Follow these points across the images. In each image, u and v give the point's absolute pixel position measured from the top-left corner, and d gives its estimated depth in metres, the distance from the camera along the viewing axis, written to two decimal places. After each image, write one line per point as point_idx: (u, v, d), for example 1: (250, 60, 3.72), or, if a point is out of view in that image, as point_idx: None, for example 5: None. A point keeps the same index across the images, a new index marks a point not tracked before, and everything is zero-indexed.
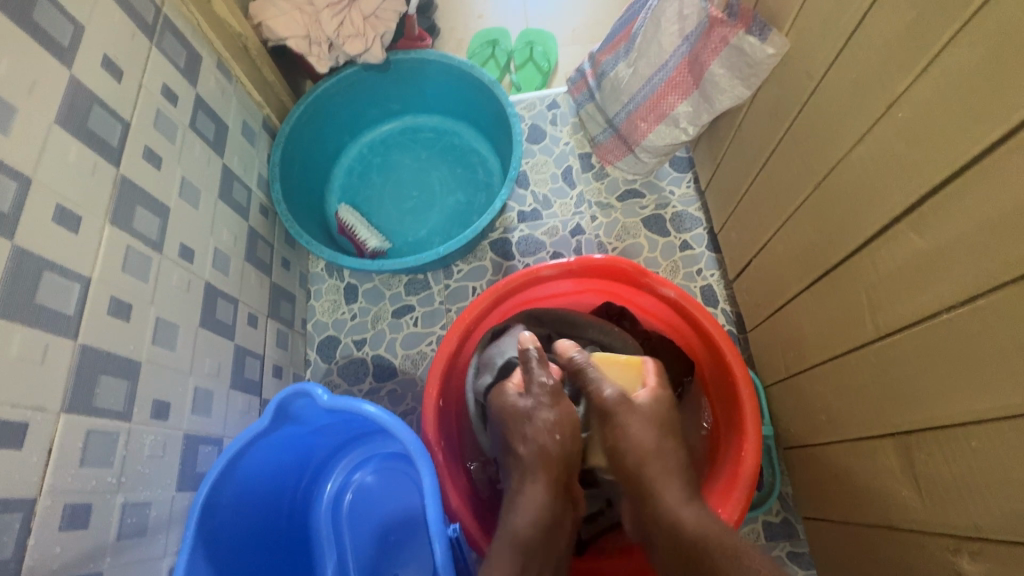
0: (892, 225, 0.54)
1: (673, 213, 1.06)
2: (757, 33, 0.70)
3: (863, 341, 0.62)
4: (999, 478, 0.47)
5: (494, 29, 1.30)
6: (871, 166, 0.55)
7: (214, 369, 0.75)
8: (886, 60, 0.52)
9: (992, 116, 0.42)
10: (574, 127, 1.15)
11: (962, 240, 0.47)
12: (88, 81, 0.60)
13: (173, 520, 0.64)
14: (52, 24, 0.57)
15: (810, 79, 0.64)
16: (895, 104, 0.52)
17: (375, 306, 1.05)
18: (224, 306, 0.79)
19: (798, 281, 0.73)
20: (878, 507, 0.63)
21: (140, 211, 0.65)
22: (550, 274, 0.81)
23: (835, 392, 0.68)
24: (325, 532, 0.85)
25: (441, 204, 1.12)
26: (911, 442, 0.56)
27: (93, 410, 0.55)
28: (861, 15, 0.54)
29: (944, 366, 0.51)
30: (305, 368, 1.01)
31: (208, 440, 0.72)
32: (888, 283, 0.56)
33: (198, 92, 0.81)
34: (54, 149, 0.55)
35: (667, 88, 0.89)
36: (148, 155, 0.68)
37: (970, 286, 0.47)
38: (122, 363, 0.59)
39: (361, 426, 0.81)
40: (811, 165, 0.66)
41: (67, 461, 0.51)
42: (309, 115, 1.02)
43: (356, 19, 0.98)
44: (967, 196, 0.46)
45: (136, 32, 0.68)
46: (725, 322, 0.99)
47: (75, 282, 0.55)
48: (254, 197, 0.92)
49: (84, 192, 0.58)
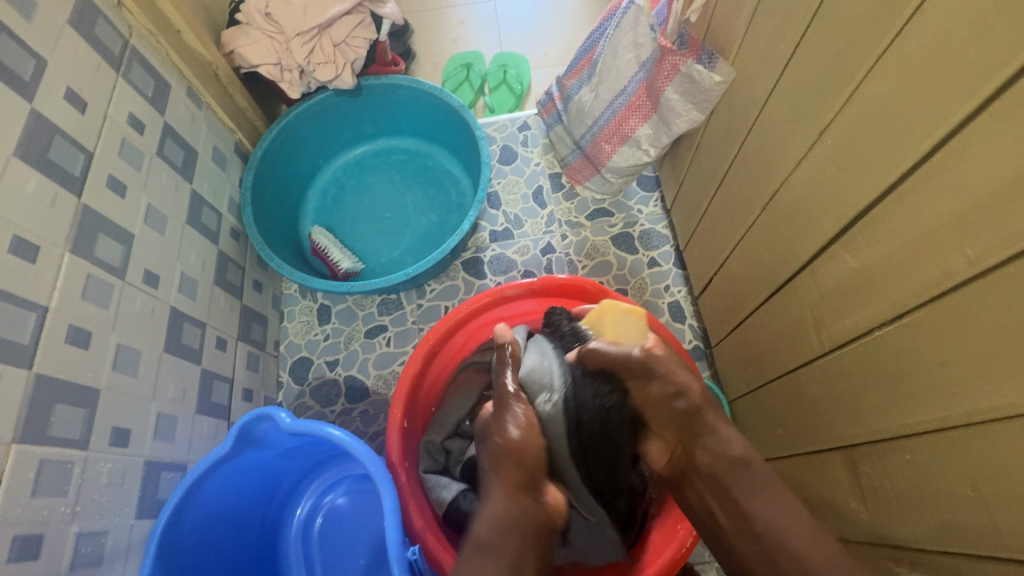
0: (830, 245, 0.56)
1: (641, 231, 1.09)
2: (705, 61, 0.74)
3: (810, 356, 0.63)
4: (931, 489, 0.49)
5: (468, 53, 1.33)
6: (809, 190, 0.58)
7: (179, 394, 0.75)
8: (817, 91, 0.55)
9: (905, 145, 0.45)
10: (545, 148, 1.17)
11: (888, 261, 0.49)
12: (50, 113, 0.61)
13: (132, 548, 0.64)
14: (13, 59, 0.58)
15: (754, 105, 0.67)
16: (825, 130, 0.54)
17: (347, 327, 1.05)
18: (191, 330, 0.80)
19: (753, 298, 0.76)
20: (830, 520, 0.64)
21: (101, 239, 0.66)
22: (514, 294, 0.83)
23: (789, 406, 0.70)
24: (295, 556, 0.85)
25: (414, 224, 1.13)
26: (856, 455, 0.58)
27: (47, 439, 0.55)
28: (793, 47, 0.57)
29: (881, 381, 0.53)
30: (277, 391, 1.01)
31: (171, 466, 0.72)
32: (829, 301, 0.58)
33: (167, 119, 0.82)
34: (12, 181, 0.56)
35: (628, 112, 0.91)
36: (112, 183, 0.69)
37: (897, 305, 0.49)
38: (81, 391, 0.60)
39: (329, 448, 0.81)
40: (759, 187, 0.68)
41: (18, 492, 0.51)
42: (282, 139, 1.04)
43: (326, 47, 1.00)
44: (889, 220, 0.48)
45: (102, 63, 0.70)
46: (691, 338, 1.00)
47: (32, 311, 0.56)
48: (224, 221, 0.93)
49: (43, 222, 0.58)
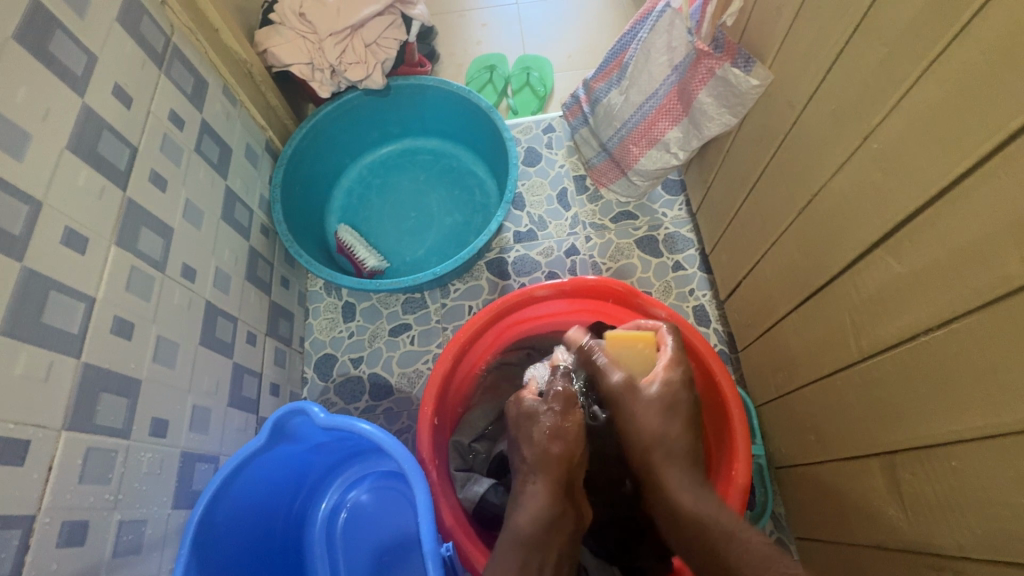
0: (872, 250, 0.56)
1: (666, 234, 1.09)
2: (741, 65, 0.74)
3: (848, 361, 0.63)
4: (976, 497, 0.49)
5: (491, 55, 1.34)
6: (850, 195, 0.58)
7: (213, 387, 0.76)
8: (861, 96, 0.55)
9: (958, 151, 0.45)
10: (570, 150, 1.18)
11: (936, 266, 0.49)
12: (99, 108, 0.63)
13: (168, 538, 0.65)
14: (68, 55, 0.59)
15: (792, 110, 0.67)
16: (871, 135, 0.54)
17: (372, 325, 1.06)
18: (224, 324, 0.81)
19: (785, 303, 0.75)
20: (866, 527, 0.64)
21: (143, 232, 0.67)
22: (544, 294, 0.83)
23: (823, 411, 0.70)
24: (319, 551, 0.85)
25: (439, 224, 1.14)
26: (896, 461, 0.58)
27: (93, 427, 0.56)
28: (837, 51, 0.57)
29: (923, 387, 0.53)
30: (302, 386, 1.02)
31: (204, 458, 0.73)
32: (868, 306, 0.58)
33: (204, 116, 0.83)
34: (65, 174, 0.57)
35: (658, 115, 0.91)
36: (154, 177, 0.70)
37: (945, 310, 0.49)
38: (124, 381, 0.61)
39: (357, 444, 0.81)
40: (794, 191, 0.68)
41: (67, 479, 0.52)
42: (312, 136, 1.05)
43: (358, 47, 1.01)
44: (938, 225, 0.48)
45: (146, 60, 0.71)
46: (716, 342, 1.00)
47: (80, 301, 0.57)
48: (255, 217, 0.94)
49: (92, 213, 0.60)
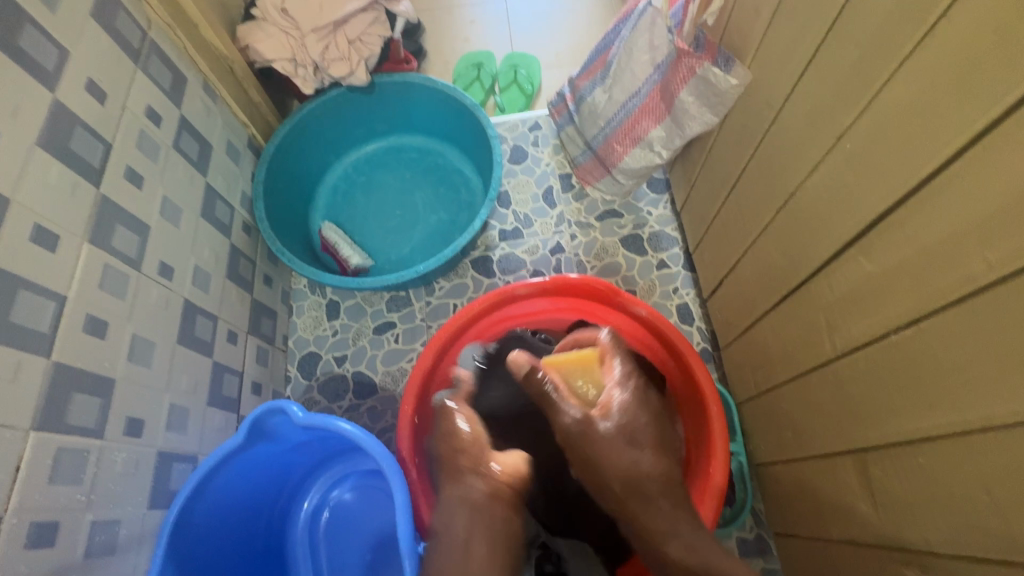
0: (846, 249, 0.57)
1: (650, 233, 1.09)
2: (722, 64, 0.74)
3: (822, 360, 0.64)
4: (944, 494, 0.49)
5: (479, 53, 1.33)
6: (825, 194, 0.58)
7: (191, 386, 0.75)
8: (836, 95, 0.55)
9: (927, 151, 0.45)
10: (555, 148, 1.18)
11: (906, 265, 0.49)
12: (72, 104, 0.62)
13: (144, 538, 0.64)
14: (38, 50, 0.58)
15: (770, 109, 0.67)
16: (845, 135, 0.54)
17: (356, 323, 1.06)
18: (203, 322, 0.80)
19: (764, 302, 0.76)
20: (840, 524, 0.65)
21: (118, 230, 0.66)
22: (525, 293, 0.83)
23: (799, 409, 0.70)
24: (301, 551, 0.85)
25: (424, 222, 1.14)
26: (867, 458, 0.58)
27: (64, 427, 0.55)
28: (813, 50, 0.57)
29: (894, 386, 0.53)
30: (285, 385, 1.02)
31: (182, 458, 0.72)
32: (843, 304, 0.59)
33: (183, 113, 0.82)
34: (35, 171, 0.56)
35: (641, 113, 0.91)
36: (130, 175, 0.69)
37: (914, 309, 0.49)
38: (97, 381, 0.60)
39: (338, 443, 0.81)
40: (773, 190, 0.69)
41: (36, 479, 0.52)
42: (295, 133, 1.04)
43: (341, 43, 1.00)
44: (907, 224, 0.48)
45: (121, 56, 0.70)
46: (700, 340, 1.01)
47: (51, 300, 0.56)
48: (236, 215, 0.94)
49: (63, 211, 0.59)
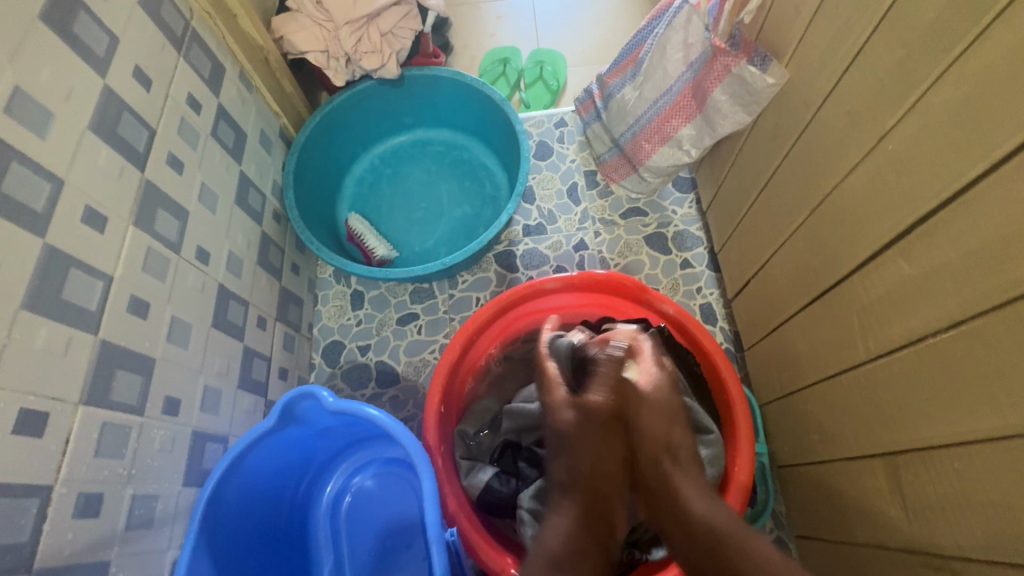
0: (883, 251, 0.56)
1: (675, 232, 1.09)
2: (758, 63, 0.74)
3: (854, 362, 0.63)
4: (980, 499, 0.49)
5: (505, 48, 1.34)
6: (863, 195, 0.58)
7: (223, 368, 0.77)
8: (878, 95, 0.55)
9: (974, 153, 0.45)
10: (580, 145, 1.18)
11: (949, 267, 0.49)
12: (120, 90, 0.63)
13: (179, 514, 0.66)
14: (90, 37, 0.60)
15: (807, 109, 0.67)
16: (886, 136, 0.54)
17: (380, 313, 1.07)
18: (236, 307, 0.82)
19: (793, 303, 0.76)
20: (867, 527, 0.65)
21: (160, 214, 0.68)
22: (552, 287, 0.84)
23: (827, 411, 0.70)
24: (324, 533, 0.86)
25: (449, 215, 1.15)
26: (899, 462, 0.58)
27: (108, 403, 0.57)
28: (857, 49, 0.57)
29: (930, 390, 0.53)
30: (309, 371, 1.03)
31: (214, 438, 0.74)
32: (879, 306, 0.58)
33: (220, 101, 0.84)
34: (86, 153, 0.58)
35: (671, 112, 0.92)
36: (171, 160, 0.71)
37: (955, 312, 0.49)
38: (139, 359, 0.62)
39: (363, 429, 0.82)
40: (809, 190, 0.68)
41: (83, 452, 0.53)
42: (326, 124, 1.06)
43: (373, 36, 1.02)
44: (950, 226, 0.48)
45: (166, 44, 0.72)
46: (723, 340, 1.00)
47: (99, 279, 0.58)
48: (267, 203, 0.95)
49: (111, 193, 0.60)
